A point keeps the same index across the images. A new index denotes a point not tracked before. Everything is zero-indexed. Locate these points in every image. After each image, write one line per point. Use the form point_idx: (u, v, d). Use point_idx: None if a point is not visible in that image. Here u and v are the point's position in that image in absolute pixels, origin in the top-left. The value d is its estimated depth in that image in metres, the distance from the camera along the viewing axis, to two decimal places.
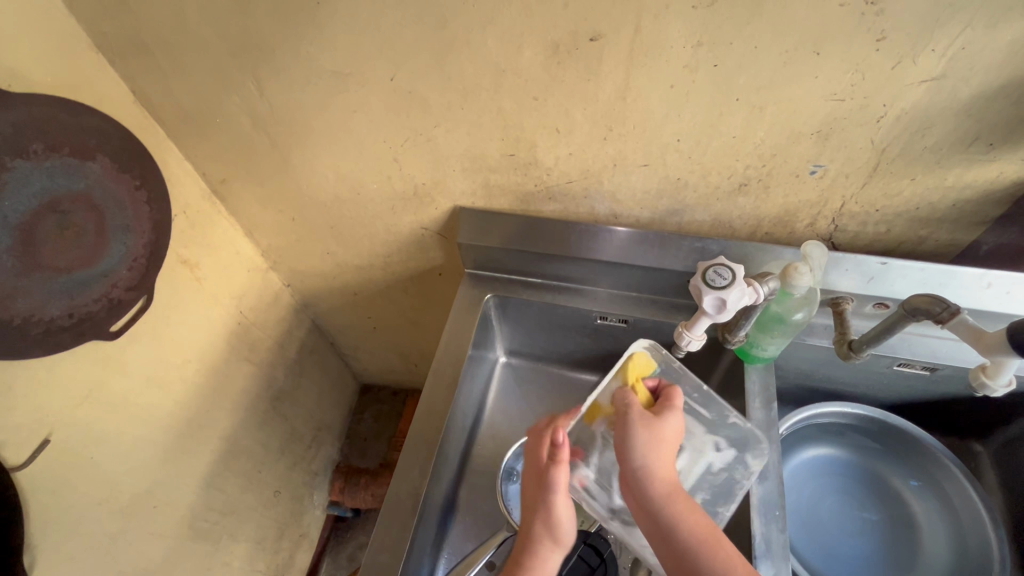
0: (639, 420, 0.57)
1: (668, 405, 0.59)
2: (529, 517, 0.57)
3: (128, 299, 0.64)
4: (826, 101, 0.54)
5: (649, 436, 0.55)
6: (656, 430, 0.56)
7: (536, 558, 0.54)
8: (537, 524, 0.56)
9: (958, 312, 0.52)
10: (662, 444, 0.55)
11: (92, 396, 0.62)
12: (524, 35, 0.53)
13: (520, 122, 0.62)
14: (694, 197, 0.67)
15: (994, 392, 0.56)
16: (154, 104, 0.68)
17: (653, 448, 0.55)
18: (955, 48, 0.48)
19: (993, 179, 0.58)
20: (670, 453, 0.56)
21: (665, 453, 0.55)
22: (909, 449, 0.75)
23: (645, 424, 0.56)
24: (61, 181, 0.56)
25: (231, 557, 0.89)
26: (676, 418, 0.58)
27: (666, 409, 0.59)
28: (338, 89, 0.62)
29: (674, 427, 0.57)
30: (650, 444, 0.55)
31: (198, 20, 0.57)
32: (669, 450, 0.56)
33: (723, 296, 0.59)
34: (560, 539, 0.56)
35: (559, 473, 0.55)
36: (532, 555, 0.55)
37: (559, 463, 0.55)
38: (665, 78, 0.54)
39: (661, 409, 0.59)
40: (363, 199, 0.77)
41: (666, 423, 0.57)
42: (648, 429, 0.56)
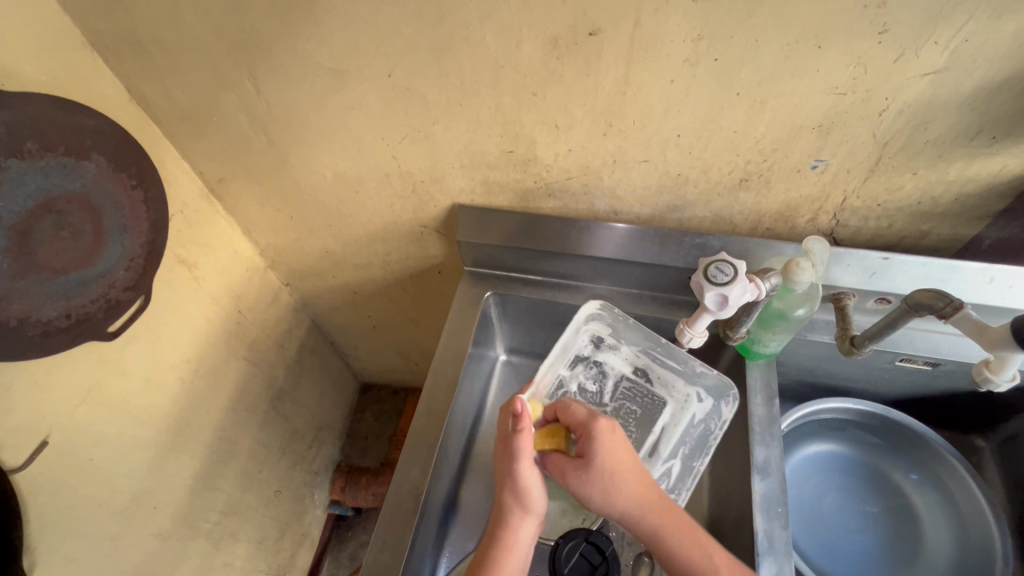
0: (578, 479, 0.58)
1: (586, 435, 0.60)
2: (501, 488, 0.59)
3: (125, 300, 0.64)
4: (827, 95, 0.53)
5: (596, 484, 0.57)
6: (593, 475, 0.57)
7: (509, 529, 0.56)
8: (507, 494, 0.58)
9: (961, 307, 0.51)
10: (611, 478, 0.57)
11: (90, 397, 0.62)
12: (522, 29, 0.52)
13: (519, 119, 0.61)
14: (695, 193, 0.66)
15: (998, 386, 0.55)
16: (151, 102, 0.67)
17: (610, 492, 0.57)
18: (957, 40, 0.47)
19: (995, 173, 0.58)
20: (625, 474, 0.57)
21: (621, 483, 0.57)
22: (911, 444, 0.75)
23: (585, 480, 0.58)
24: (57, 180, 0.56)
25: (232, 557, 0.88)
26: (598, 441, 0.58)
27: (587, 442, 0.59)
28: (335, 86, 0.61)
29: (603, 452, 0.58)
30: (604, 493, 0.57)
31: (193, 16, 0.57)
32: (623, 475, 0.57)
33: (725, 293, 0.59)
34: (533, 509, 0.57)
35: (524, 441, 0.56)
36: (506, 525, 0.57)
37: (524, 432, 0.56)
38: (665, 73, 0.54)
39: (583, 448, 0.59)
40: (362, 196, 0.76)
41: (594, 457, 0.58)
42: (591, 481, 0.57)
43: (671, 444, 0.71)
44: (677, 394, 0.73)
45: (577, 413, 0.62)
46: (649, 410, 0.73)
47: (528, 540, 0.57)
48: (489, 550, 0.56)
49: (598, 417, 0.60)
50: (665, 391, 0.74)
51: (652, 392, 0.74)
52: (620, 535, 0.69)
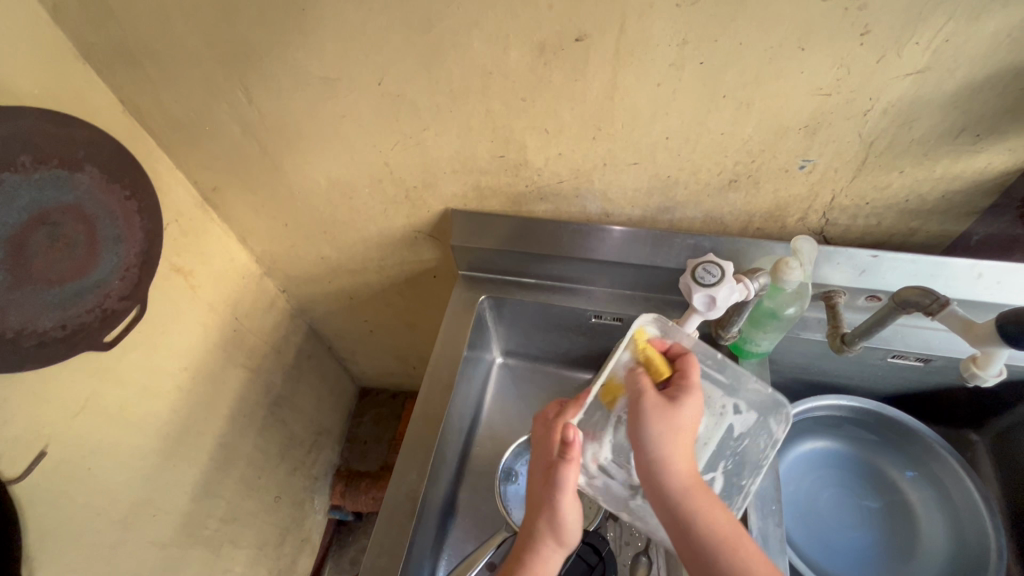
0: (654, 407, 0.52)
1: (684, 386, 0.54)
2: (535, 507, 0.56)
3: (120, 309, 0.64)
4: (813, 96, 0.54)
5: (668, 424, 0.51)
6: (671, 419, 0.51)
7: (538, 558, 0.53)
8: (542, 522, 0.54)
9: (948, 304, 0.52)
10: (679, 435, 0.51)
11: (88, 407, 0.62)
12: (510, 36, 0.53)
13: (508, 125, 0.62)
14: (685, 194, 0.67)
15: (985, 382, 0.56)
16: (143, 113, 0.68)
17: (670, 439, 0.51)
18: (938, 40, 0.48)
19: (981, 170, 0.58)
20: (689, 441, 0.52)
21: (680, 448, 0.51)
22: (907, 441, 0.75)
23: (661, 413, 0.51)
24: (50, 193, 0.56)
25: (233, 563, 0.89)
26: (693, 403, 0.53)
27: (683, 393, 0.53)
28: (326, 94, 0.62)
29: (690, 416, 0.52)
30: (665, 436, 0.51)
31: (184, 27, 0.57)
32: (684, 440, 0.51)
33: (712, 294, 0.59)
34: (563, 538, 0.54)
35: (569, 473, 0.52)
36: (535, 555, 0.54)
37: (569, 464, 0.52)
38: (651, 77, 0.54)
39: (678, 392, 0.53)
40: (355, 203, 0.77)
41: (681, 411, 0.52)
42: (664, 421, 0.51)
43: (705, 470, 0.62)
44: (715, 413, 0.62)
45: (692, 368, 0.56)
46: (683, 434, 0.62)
47: (556, 564, 0.55)
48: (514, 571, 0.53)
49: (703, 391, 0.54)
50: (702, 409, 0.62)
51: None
52: (617, 535, 0.70)
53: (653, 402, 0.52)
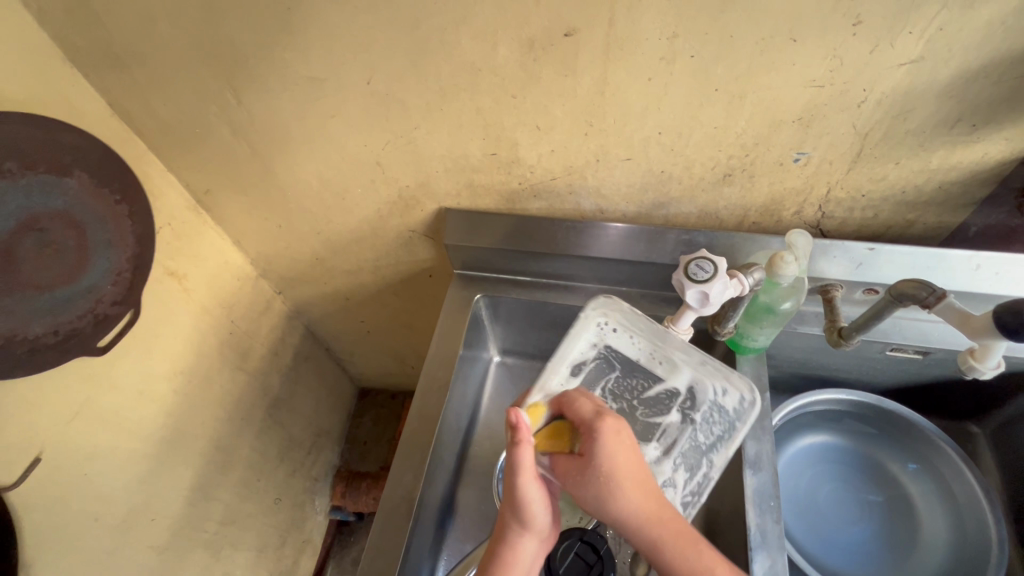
0: (576, 481, 0.52)
1: (589, 435, 0.53)
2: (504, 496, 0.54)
3: (114, 314, 0.64)
4: (805, 88, 0.53)
5: (595, 487, 0.51)
6: (593, 472, 0.51)
7: (510, 549, 0.52)
8: (507, 512, 0.53)
9: (944, 296, 0.51)
10: (612, 485, 0.51)
11: (82, 412, 0.62)
12: (498, 33, 0.52)
13: (499, 122, 0.61)
14: (679, 189, 0.66)
15: (984, 374, 0.55)
16: (133, 116, 0.67)
17: (611, 489, 0.50)
18: (932, 30, 0.47)
19: (978, 160, 0.57)
20: (627, 480, 0.51)
21: (624, 485, 0.51)
22: (906, 434, 0.75)
23: (582, 481, 0.52)
24: (39, 199, 0.56)
25: (233, 565, 0.89)
26: (604, 444, 0.52)
27: (590, 444, 0.52)
28: (315, 95, 0.62)
29: (605, 453, 0.51)
30: (600, 498, 0.51)
31: (170, 29, 0.57)
32: (623, 477, 0.51)
33: (706, 290, 0.58)
34: (529, 525, 0.52)
35: (523, 456, 0.49)
36: (508, 546, 0.52)
37: (521, 446, 0.49)
38: (642, 71, 0.54)
39: (586, 448, 0.53)
40: (348, 203, 0.76)
41: (596, 458, 0.51)
42: (590, 484, 0.51)
43: (703, 414, 0.64)
44: (672, 364, 0.67)
45: (583, 412, 0.56)
46: (660, 397, 0.66)
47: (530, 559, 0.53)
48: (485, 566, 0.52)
49: (603, 418, 0.54)
50: (652, 362, 0.68)
51: (646, 370, 0.68)
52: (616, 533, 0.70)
53: (570, 475, 0.53)
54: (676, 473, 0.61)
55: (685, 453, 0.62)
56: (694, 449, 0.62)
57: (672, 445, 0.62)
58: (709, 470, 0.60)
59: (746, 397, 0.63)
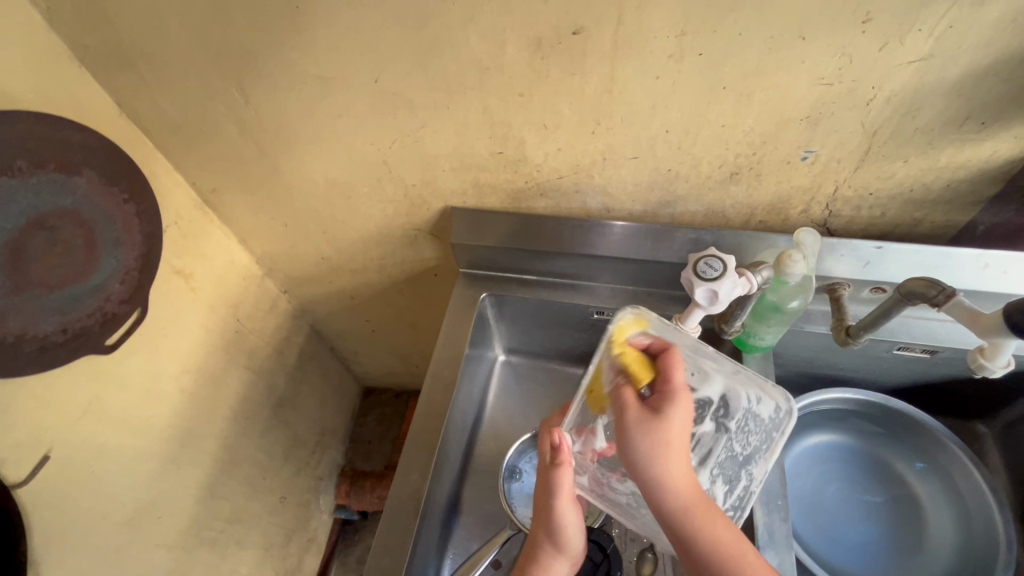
0: (637, 423, 0.50)
1: (669, 394, 0.51)
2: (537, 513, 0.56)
3: (122, 313, 0.64)
4: (814, 86, 0.53)
5: (652, 440, 0.49)
6: (660, 431, 0.49)
7: (542, 569, 0.53)
8: (541, 532, 0.54)
9: (954, 295, 0.52)
10: (669, 449, 0.49)
11: (91, 410, 0.62)
12: (506, 32, 0.52)
13: (506, 121, 0.61)
14: (686, 187, 0.66)
15: (993, 373, 0.55)
16: (140, 115, 0.68)
17: (664, 448, 0.49)
18: (941, 27, 0.47)
19: (987, 158, 0.57)
20: (682, 451, 0.49)
21: (678, 456, 0.49)
22: (912, 433, 0.74)
23: (646, 428, 0.49)
24: (48, 198, 0.56)
25: (239, 564, 0.89)
26: (678, 411, 0.50)
27: (668, 402, 0.51)
28: (322, 94, 0.62)
29: (677, 418, 0.50)
30: (652, 454, 0.49)
31: (178, 27, 0.57)
32: (680, 450, 0.49)
33: (715, 288, 0.58)
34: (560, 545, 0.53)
35: (562, 478, 0.54)
36: (539, 565, 0.53)
37: (562, 467, 0.54)
38: (650, 69, 0.54)
39: (663, 402, 0.51)
40: (354, 202, 0.76)
41: (666, 415, 0.50)
42: (649, 434, 0.49)
43: (738, 422, 0.59)
44: (703, 373, 0.59)
45: (675, 367, 0.53)
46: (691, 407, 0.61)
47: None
48: None
49: (688, 390, 0.52)
50: (682, 371, 0.60)
51: None
52: (622, 532, 0.70)
53: (636, 417, 0.51)
54: (714, 487, 0.59)
55: (722, 464, 0.59)
56: (730, 460, 0.59)
57: (708, 456, 0.60)
58: (748, 482, 0.57)
59: (782, 407, 0.55)
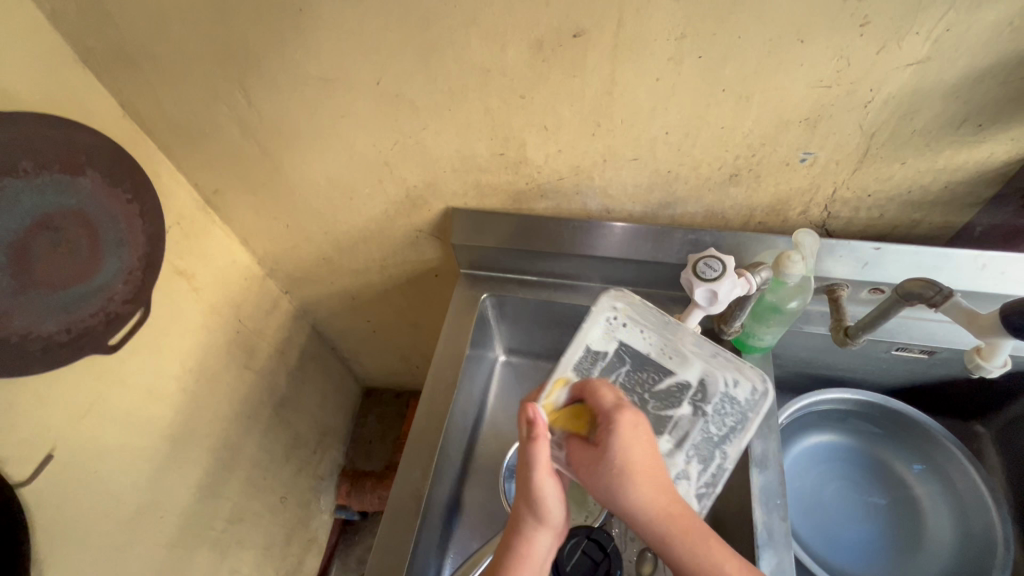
0: (588, 467, 0.52)
1: (606, 425, 0.53)
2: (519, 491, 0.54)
3: (125, 312, 0.65)
4: (813, 88, 0.54)
5: (607, 477, 0.51)
6: (608, 465, 0.51)
7: (523, 540, 0.52)
8: (524, 507, 0.53)
9: (951, 295, 0.52)
10: (624, 475, 0.50)
11: (93, 409, 0.62)
12: (507, 34, 0.53)
13: (508, 122, 0.62)
14: (686, 189, 0.67)
15: (991, 373, 0.55)
16: (144, 116, 0.68)
17: (620, 482, 0.50)
18: (938, 30, 0.48)
19: (984, 160, 0.58)
20: (639, 473, 0.50)
21: (636, 482, 0.50)
22: (912, 434, 0.75)
23: (596, 469, 0.52)
24: (53, 198, 0.57)
25: (240, 564, 0.89)
26: (620, 436, 0.52)
27: (607, 433, 0.52)
28: (324, 95, 0.62)
29: (621, 446, 0.51)
30: (612, 487, 0.51)
31: (182, 29, 0.57)
32: (637, 474, 0.50)
33: (715, 288, 0.59)
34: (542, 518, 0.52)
35: (539, 451, 0.51)
36: (520, 537, 0.52)
37: (537, 441, 0.51)
38: (650, 71, 0.54)
39: (602, 436, 0.53)
40: (356, 203, 0.77)
41: (610, 449, 0.51)
42: (602, 472, 0.51)
43: (715, 406, 0.64)
44: (682, 357, 0.66)
45: (602, 398, 0.56)
46: (670, 389, 0.66)
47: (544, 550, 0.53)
48: (500, 560, 0.52)
49: (623, 409, 0.54)
50: (665, 356, 0.67)
51: (659, 364, 0.67)
52: (622, 531, 0.70)
53: (584, 461, 0.53)
54: (688, 466, 0.61)
55: (697, 446, 0.62)
56: (706, 441, 0.62)
57: (684, 439, 0.63)
58: (722, 461, 0.61)
59: (759, 388, 0.62)
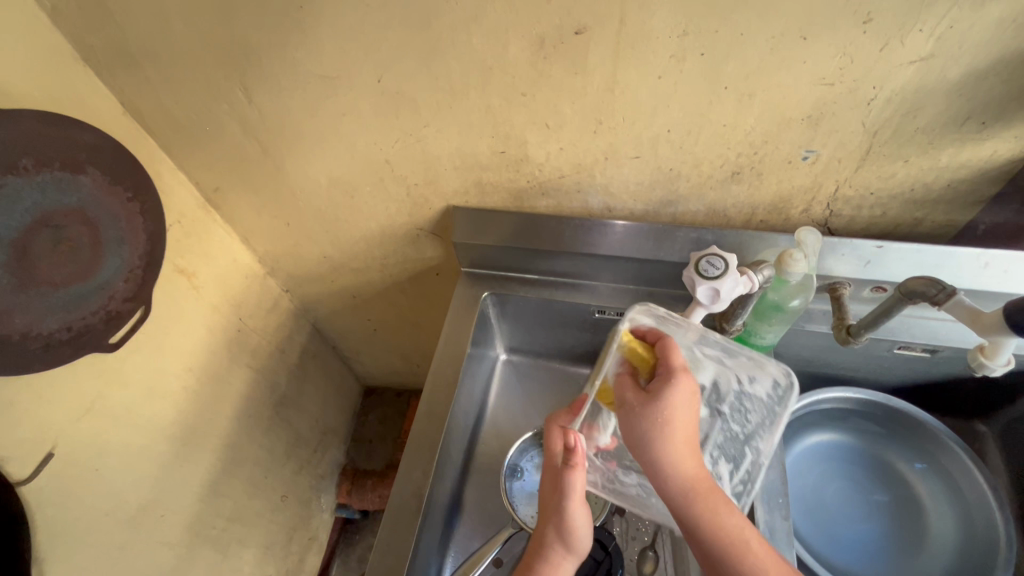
0: (635, 412, 0.52)
1: (666, 378, 0.52)
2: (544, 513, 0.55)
3: (125, 311, 0.65)
4: (815, 86, 0.53)
5: (650, 426, 0.50)
6: (656, 417, 0.50)
7: (547, 564, 0.52)
8: (552, 532, 0.53)
9: (955, 293, 0.52)
10: (668, 431, 0.50)
11: (94, 408, 0.62)
12: (509, 31, 0.52)
13: (509, 120, 0.61)
14: (687, 187, 0.66)
15: (993, 372, 0.55)
16: (144, 114, 0.68)
17: (660, 437, 0.50)
18: (942, 27, 0.47)
19: (987, 158, 0.58)
20: (682, 435, 0.50)
21: (674, 442, 0.50)
22: (913, 433, 0.75)
23: (643, 416, 0.51)
24: (54, 196, 0.57)
25: (241, 562, 0.89)
26: (677, 393, 0.51)
27: (665, 387, 0.51)
28: (325, 93, 0.62)
29: (672, 405, 0.50)
30: (652, 438, 0.50)
31: (182, 27, 0.57)
32: (677, 436, 0.50)
33: (717, 287, 0.59)
34: (567, 535, 0.52)
35: (575, 479, 0.52)
36: (545, 559, 0.53)
37: (574, 469, 0.52)
38: (652, 69, 0.54)
39: (658, 387, 0.51)
40: (356, 201, 0.77)
41: (660, 403, 0.51)
42: (647, 420, 0.51)
43: (731, 404, 0.58)
44: (695, 359, 0.58)
45: (673, 352, 0.54)
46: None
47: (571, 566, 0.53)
48: None
49: (685, 372, 0.52)
50: None
51: None
52: (623, 530, 0.70)
53: (635, 403, 0.52)
54: (718, 467, 0.58)
55: (721, 444, 0.59)
56: (730, 439, 0.58)
57: (705, 439, 0.59)
58: (755, 457, 0.57)
59: (781, 382, 0.55)
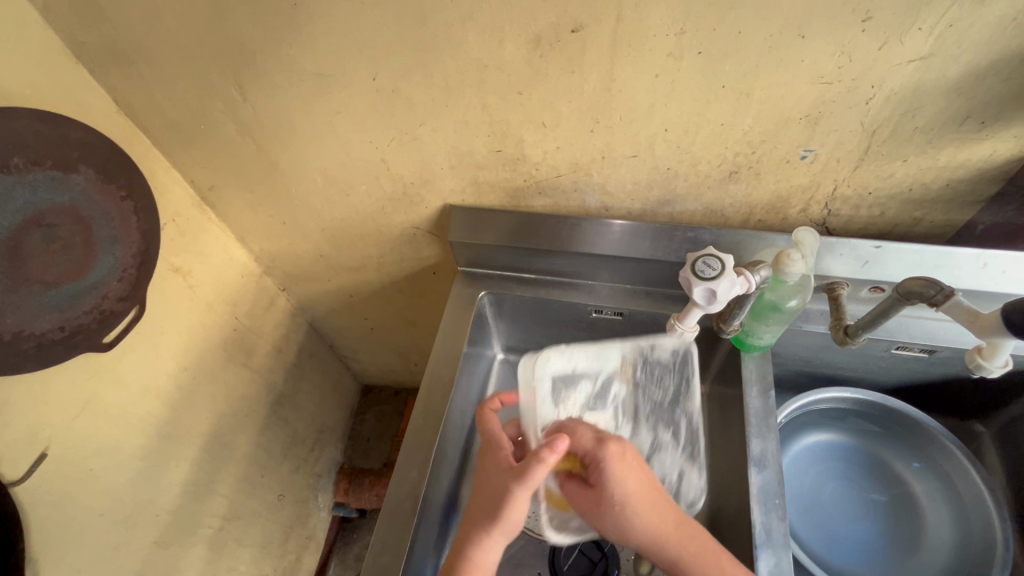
0: (593, 507, 0.57)
1: (595, 463, 0.58)
2: (478, 511, 0.57)
3: (120, 310, 0.64)
4: (813, 85, 0.53)
5: (610, 513, 0.56)
6: (608, 502, 0.56)
7: (476, 547, 0.54)
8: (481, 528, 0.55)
9: (952, 295, 0.51)
10: (622, 506, 0.55)
11: (88, 408, 0.62)
12: (505, 28, 0.52)
13: (505, 119, 0.61)
14: (685, 186, 0.66)
15: (992, 373, 0.55)
16: (138, 113, 0.67)
17: (622, 518, 0.55)
18: (941, 26, 0.47)
19: (987, 157, 0.57)
20: (638, 504, 0.55)
21: (639, 509, 0.55)
22: (911, 433, 0.75)
23: (599, 508, 0.57)
24: (45, 195, 0.56)
25: (237, 562, 0.89)
26: (609, 469, 0.57)
27: (598, 471, 0.57)
28: (320, 91, 0.61)
29: (614, 478, 0.56)
30: (616, 521, 0.56)
31: (175, 24, 0.57)
32: (636, 502, 0.55)
33: (713, 287, 0.58)
34: (504, 526, 0.55)
35: (536, 474, 0.54)
36: (474, 544, 0.54)
37: (540, 464, 0.54)
38: (650, 67, 0.53)
39: (595, 474, 0.58)
40: (353, 200, 0.76)
41: (604, 486, 0.56)
42: (607, 508, 0.56)
43: (644, 374, 0.73)
44: (604, 357, 0.72)
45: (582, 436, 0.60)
46: (604, 385, 0.73)
47: (496, 556, 0.55)
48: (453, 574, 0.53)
49: (604, 444, 0.58)
50: (590, 364, 0.72)
51: (586, 372, 0.73)
52: None
53: (589, 499, 0.58)
54: (659, 435, 0.72)
55: (653, 415, 0.73)
56: (658, 408, 0.73)
57: (637, 415, 0.74)
58: (685, 417, 0.71)
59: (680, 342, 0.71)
